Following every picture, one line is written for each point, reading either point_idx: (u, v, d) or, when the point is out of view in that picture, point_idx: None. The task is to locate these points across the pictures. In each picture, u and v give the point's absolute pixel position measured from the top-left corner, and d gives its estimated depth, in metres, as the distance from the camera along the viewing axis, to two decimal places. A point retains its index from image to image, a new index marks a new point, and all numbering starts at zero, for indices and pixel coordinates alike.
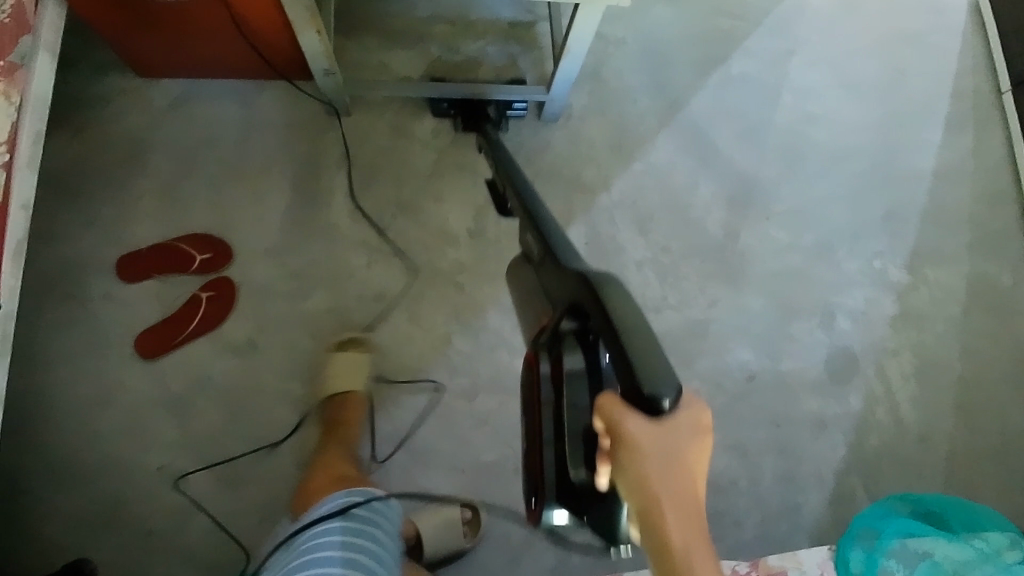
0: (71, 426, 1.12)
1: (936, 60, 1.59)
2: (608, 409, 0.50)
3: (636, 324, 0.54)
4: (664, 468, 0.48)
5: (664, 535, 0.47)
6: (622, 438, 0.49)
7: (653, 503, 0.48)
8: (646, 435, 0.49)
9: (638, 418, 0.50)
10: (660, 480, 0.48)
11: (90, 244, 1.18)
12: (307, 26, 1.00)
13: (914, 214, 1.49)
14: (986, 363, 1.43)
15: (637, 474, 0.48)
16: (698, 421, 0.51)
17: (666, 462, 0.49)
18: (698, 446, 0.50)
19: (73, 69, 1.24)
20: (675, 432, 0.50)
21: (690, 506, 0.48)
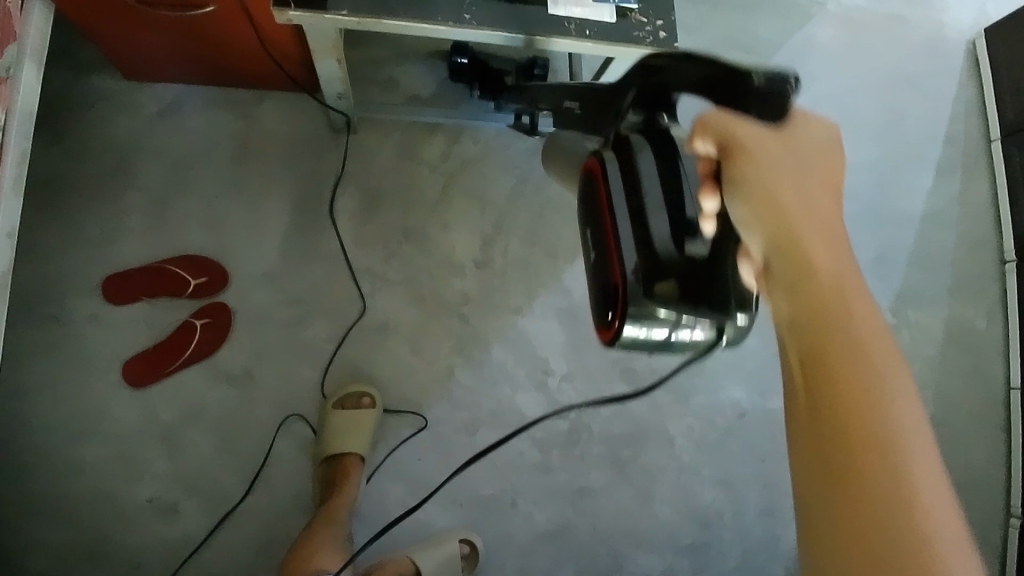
0: (50, 455, 1.06)
1: (931, 103, 1.63)
2: (722, 121, 0.56)
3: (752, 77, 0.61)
4: (787, 171, 0.53)
5: (794, 239, 0.51)
6: (742, 144, 0.54)
7: (778, 208, 0.52)
8: (762, 140, 0.55)
9: (745, 124, 0.56)
10: (779, 181, 0.53)
11: (75, 262, 1.11)
12: (328, 56, 0.96)
13: (901, 258, 1.54)
14: (955, 402, 1.50)
15: (762, 174, 0.53)
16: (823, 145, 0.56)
17: (785, 164, 0.54)
18: (824, 165, 0.55)
19: (60, 68, 1.16)
20: (797, 148, 0.55)
21: (821, 225, 0.52)
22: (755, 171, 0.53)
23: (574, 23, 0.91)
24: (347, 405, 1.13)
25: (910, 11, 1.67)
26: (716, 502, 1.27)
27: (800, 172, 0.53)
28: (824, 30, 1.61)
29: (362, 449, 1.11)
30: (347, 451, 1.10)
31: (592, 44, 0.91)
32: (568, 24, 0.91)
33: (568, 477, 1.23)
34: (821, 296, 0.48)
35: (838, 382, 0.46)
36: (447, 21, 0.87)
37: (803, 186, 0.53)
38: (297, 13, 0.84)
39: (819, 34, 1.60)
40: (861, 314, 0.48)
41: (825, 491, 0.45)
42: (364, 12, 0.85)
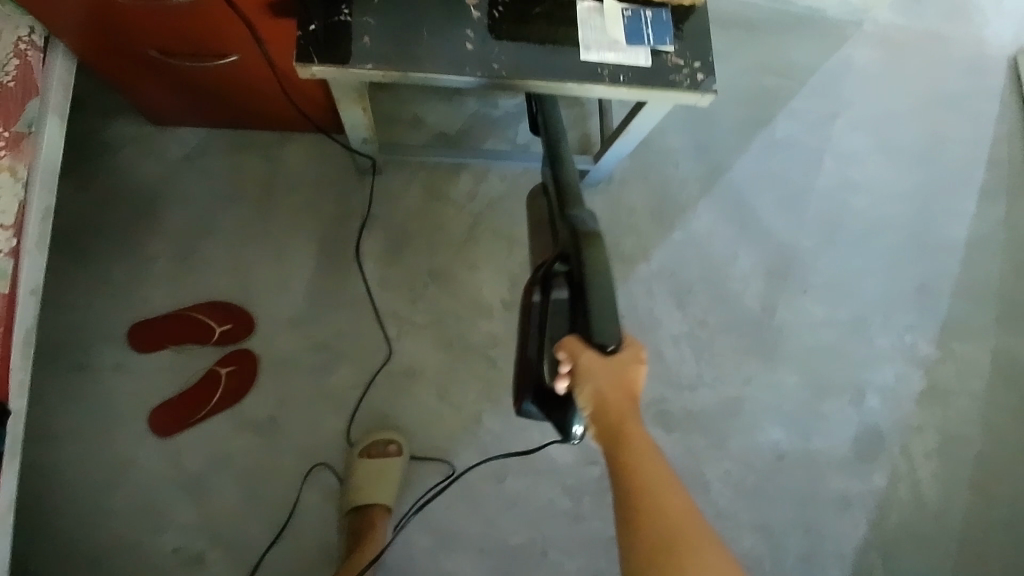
0: (74, 506, 1.04)
1: (974, 123, 1.55)
2: (567, 343, 0.78)
3: (609, 312, 0.78)
4: (608, 380, 0.75)
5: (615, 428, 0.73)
6: (582, 361, 0.76)
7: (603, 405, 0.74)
8: (594, 359, 0.76)
9: (585, 346, 0.77)
10: (603, 386, 0.75)
11: (101, 309, 1.10)
12: (353, 105, 0.94)
13: (946, 286, 1.45)
14: (1006, 438, 1.39)
15: (591, 385, 0.75)
16: (636, 353, 0.79)
17: (608, 373, 0.75)
18: (636, 369, 0.77)
19: (91, 114, 1.17)
20: (619, 361, 0.77)
21: (633, 416, 0.74)
22: (587, 380, 0.75)
23: (607, 68, 0.86)
24: (374, 453, 1.09)
25: (949, 28, 1.60)
26: (755, 550, 1.27)
27: (619, 380, 0.75)
28: (861, 52, 1.54)
29: (388, 500, 1.07)
30: (372, 503, 1.06)
31: (627, 89, 0.86)
32: (600, 70, 0.86)
33: (600, 527, 1.18)
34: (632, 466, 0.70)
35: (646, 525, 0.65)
36: (474, 72, 0.84)
37: (621, 387, 0.75)
38: (320, 68, 0.81)
39: (855, 56, 1.54)
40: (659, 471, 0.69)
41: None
42: (389, 64, 0.82)
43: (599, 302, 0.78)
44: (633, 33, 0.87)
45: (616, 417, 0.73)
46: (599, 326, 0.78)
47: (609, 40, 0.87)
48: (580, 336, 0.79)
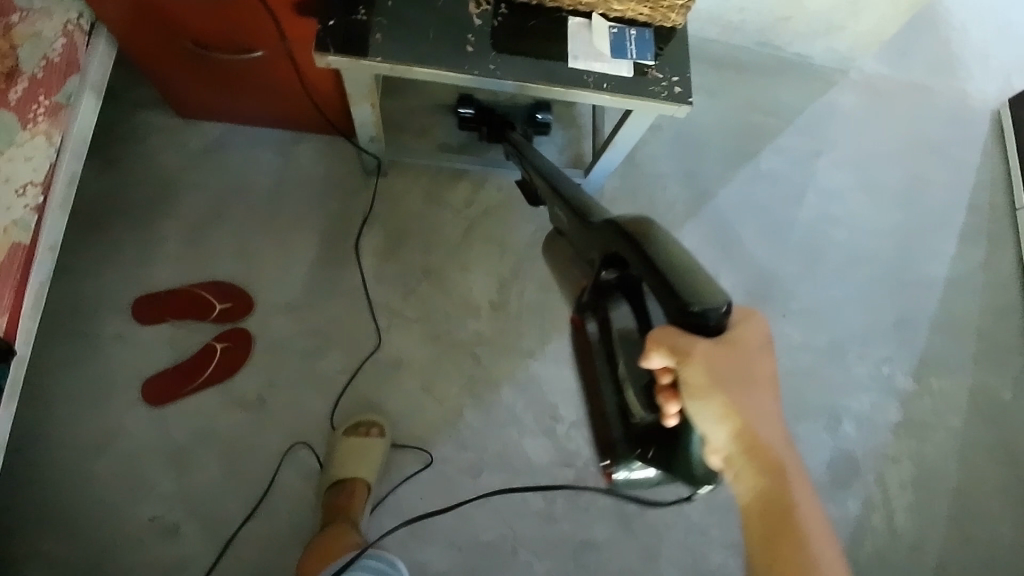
0: (61, 466, 1.08)
1: (953, 170, 1.63)
2: (662, 339, 0.65)
3: (687, 275, 0.66)
4: (735, 389, 0.66)
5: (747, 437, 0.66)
6: (690, 362, 0.64)
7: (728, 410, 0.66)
8: (713, 357, 0.65)
9: (698, 343, 0.64)
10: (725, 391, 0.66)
11: (109, 282, 1.16)
12: (363, 101, 1.02)
13: (923, 322, 1.50)
14: (980, 475, 1.41)
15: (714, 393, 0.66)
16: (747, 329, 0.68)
17: (726, 371, 0.66)
18: (751, 351, 0.68)
19: (120, 104, 1.26)
20: (732, 347, 0.67)
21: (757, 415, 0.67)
22: (708, 386, 0.66)
23: (593, 76, 0.95)
24: (356, 433, 1.14)
25: (932, 80, 1.69)
26: None
27: (738, 372, 0.66)
28: (846, 97, 1.64)
29: (368, 479, 1.11)
30: (352, 480, 1.10)
31: (610, 96, 0.95)
32: (587, 77, 0.95)
33: (571, 529, 1.20)
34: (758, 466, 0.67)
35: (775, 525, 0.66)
36: (472, 71, 0.93)
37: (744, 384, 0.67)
38: (336, 58, 0.89)
39: (841, 101, 1.63)
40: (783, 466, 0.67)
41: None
42: (399, 60, 0.91)
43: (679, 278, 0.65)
44: (618, 48, 0.96)
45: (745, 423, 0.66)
46: (693, 303, 0.63)
47: (595, 52, 0.96)
48: (670, 326, 0.66)
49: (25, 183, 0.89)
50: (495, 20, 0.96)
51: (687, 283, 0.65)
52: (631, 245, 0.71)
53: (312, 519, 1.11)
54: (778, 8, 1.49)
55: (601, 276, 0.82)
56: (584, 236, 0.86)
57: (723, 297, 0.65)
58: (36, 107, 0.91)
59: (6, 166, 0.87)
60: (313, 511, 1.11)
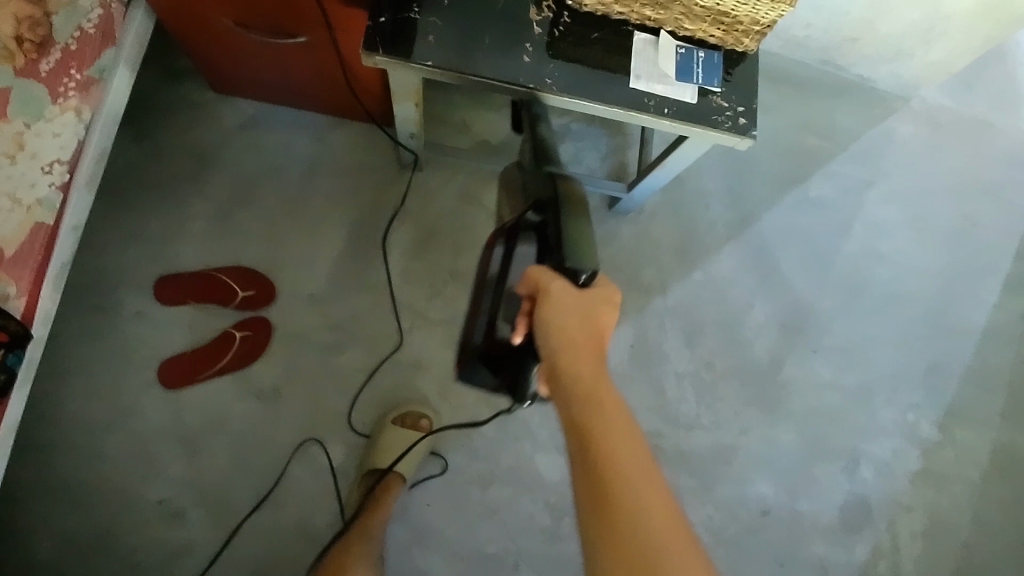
0: (72, 441, 1.07)
1: (1009, 213, 1.54)
2: (536, 275, 0.76)
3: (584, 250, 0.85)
4: (572, 321, 0.71)
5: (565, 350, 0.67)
6: (546, 293, 0.74)
7: (559, 331, 0.69)
8: (562, 292, 0.74)
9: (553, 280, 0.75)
10: (565, 316, 0.71)
11: (133, 256, 1.14)
12: (408, 99, 0.97)
13: (957, 370, 1.43)
14: (995, 535, 1.35)
15: (553, 319, 0.71)
16: (611, 296, 0.78)
17: (575, 305, 0.73)
18: (608, 311, 0.75)
19: (156, 72, 1.22)
20: (589, 297, 0.75)
21: (590, 344, 0.69)
22: (552, 310, 0.72)
23: (654, 100, 0.89)
24: (406, 423, 1.13)
25: (996, 117, 1.60)
26: None
27: (587, 314, 0.73)
28: (905, 126, 1.56)
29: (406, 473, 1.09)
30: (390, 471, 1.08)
31: (671, 122, 0.89)
32: (647, 100, 0.89)
33: (575, 549, 1.18)
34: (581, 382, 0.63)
35: (585, 426, 0.59)
36: (527, 83, 0.87)
37: (590, 321, 0.72)
38: (384, 58, 0.84)
39: (899, 130, 1.55)
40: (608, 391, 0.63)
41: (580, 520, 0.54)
42: (449, 65, 0.85)
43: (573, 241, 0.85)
44: (684, 70, 0.89)
45: (569, 342, 0.68)
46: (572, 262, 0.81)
47: (659, 73, 0.89)
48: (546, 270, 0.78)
49: (51, 161, 0.87)
50: (555, 29, 0.90)
51: (574, 244, 0.84)
52: (555, 207, 0.89)
53: (339, 501, 1.11)
54: (846, 28, 1.41)
55: (523, 216, 0.94)
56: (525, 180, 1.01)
57: (593, 270, 0.81)
58: (66, 81, 0.88)
59: (32, 141, 0.86)
60: (342, 493, 1.11)
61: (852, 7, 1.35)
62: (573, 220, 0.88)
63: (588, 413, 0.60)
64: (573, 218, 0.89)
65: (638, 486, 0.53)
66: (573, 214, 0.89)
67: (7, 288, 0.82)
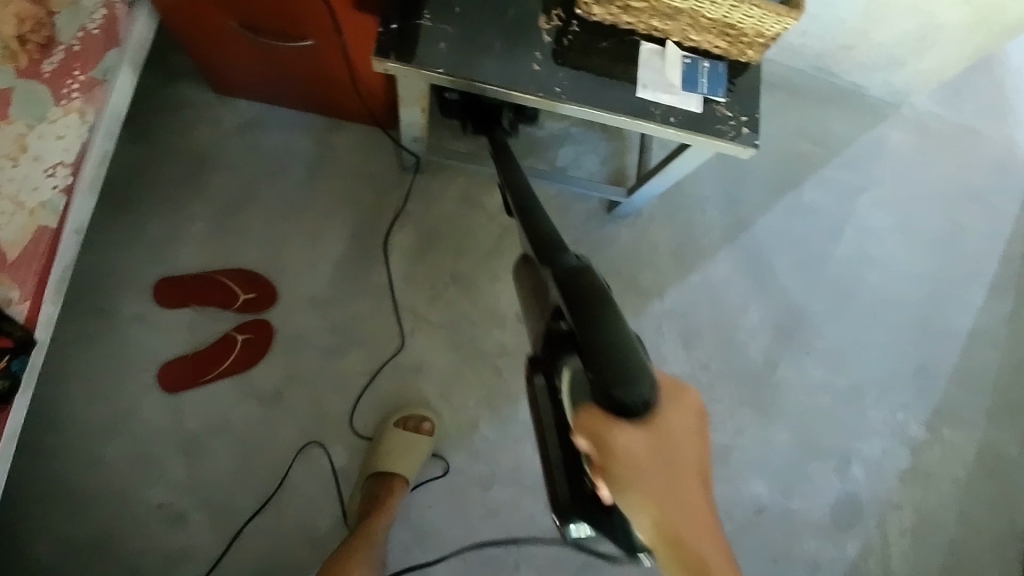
0: (70, 444, 1.06)
1: (995, 218, 1.58)
2: (589, 423, 0.48)
3: (633, 355, 0.47)
4: (661, 472, 0.48)
5: (688, 554, 0.47)
6: (617, 459, 0.48)
7: (664, 525, 0.48)
8: (636, 441, 0.48)
9: (620, 428, 0.48)
10: (660, 496, 0.48)
11: (133, 259, 1.14)
12: (414, 105, 0.98)
13: (945, 370, 1.46)
14: (981, 531, 1.38)
15: (638, 490, 0.48)
16: (686, 403, 0.51)
17: (663, 470, 0.48)
18: (694, 432, 0.51)
19: (157, 73, 1.22)
20: (664, 430, 0.50)
21: (694, 512, 0.49)
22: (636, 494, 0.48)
23: (660, 109, 0.90)
24: (408, 426, 1.13)
25: (983, 123, 1.64)
26: None
27: (677, 469, 0.49)
28: (895, 132, 1.59)
29: (409, 474, 1.09)
30: (393, 472, 1.08)
31: (676, 131, 0.90)
32: (653, 108, 0.90)
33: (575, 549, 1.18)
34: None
35: None
36: (537, 92, 0.88)
37: (690, 483, 0.49)
38: (395, 65, 0.85)
39: (890, 136, 1.59)
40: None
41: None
42: (458, 72, 0.86)
43: (619, 358, 0.47)
44: (689, 79, 0.91)
45: (686, 546, 0.48)
46: (625, 390, 0.47)
47: (665, 83, 0.91)
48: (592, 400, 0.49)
49: (55, 163, 0.86)
50: (563, 38, 0.91)
51: (616, 359, 0.47)
52: (569, 299, 0.51)
53: (341, 503, 1.11)
54: (841, 36, 1.44)
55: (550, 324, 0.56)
56: (539, 270, 0.62)
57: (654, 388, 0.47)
58: (70, 82, 0.88)
59: (36, 144, 0.84)
60: (345, 495, 1.11)
61: (847, 15, 1.38)
62: (605, 318, 0.49)
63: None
64: (604, 314, 0.49)
65: None
66: (605, 309, 0.49)
67: (11, 292, 0.81)
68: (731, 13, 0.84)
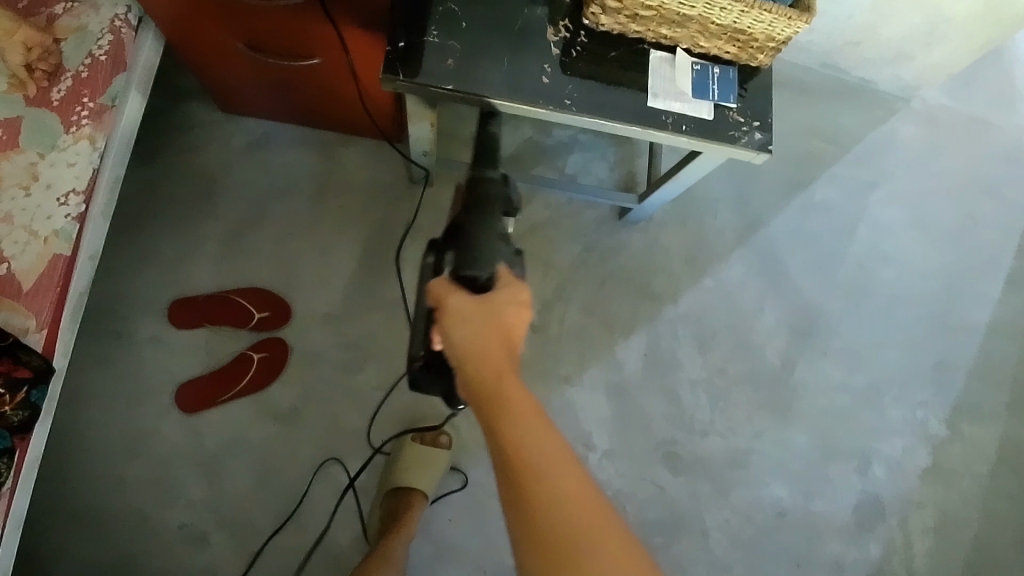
0: (89, 468, 1.06)
1: (1011, 211, 1.56)
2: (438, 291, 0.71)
3: (491, 254, 0.79)
4: (476, 320, 0.66)
5: (474, 364, 0.62)
6: (447, 310, 0.68)
7: (464, 349, 0.64)
8: (464, 302, 0.68)
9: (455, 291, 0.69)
10: (469, 333, 0.65)
11: (146, 280, 1.14)
12: (423, 120, 0.97)
13: (964, 367, 1.44)
14: (1007, 529, 1.36)
15: (456, 329, 0.66)
16: (518, 295, 0.70)
17: (478, 316, 0.66)
18: (518, 312, 0.69)
19: (165, 93, 1.22)
20: (494, 303, 0.68)
21: (499, 351, 0.63)
22: (453, 330, 0.66)
23: (672, 117, 0.89)
24: (425, 441, 1.13)
25: (997, 114, 1.62)
26: None
27: (488, 320, 0.66)
28: (907, 126, 1.57)
29: (427, 489, 1.08)
30: (411, 487, 1.07)
31: (688, 139, 0.89)
32: (665, 117, 0.89)
33: None
34: (484, 390, 0.60)
35: (507, 462, 0.55)
36: (547, 105, 0.87)
37: (496, 327, 0.65)
38: (404, 83, 0.84)
39: (902, 130, 1.57)
40: (516, 390, 0.59)
41: (515, 539, 0.53)
42: (468, 88, 0.85)
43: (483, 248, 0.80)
44: (700, 86, 0.90)
45: (472, 358, 0.63)
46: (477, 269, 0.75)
47: (676, 91, 0.90)
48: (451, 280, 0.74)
49: (67, 191, 0.86)
50: (572, 49, 0.90)
51: (479, 250, 0.79)
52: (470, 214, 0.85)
53: (361, 519, 1.11)
54: (850, 32, 1.42)
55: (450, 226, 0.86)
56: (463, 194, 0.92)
57: (493, 270, 0.76)
58: (79, 109, 0.88)
59: (47, 172, 0.85)
60: (364, 513, 1.11)
61: (856, 11, 1.36)
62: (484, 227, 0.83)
63: (493, 417, 0.57)
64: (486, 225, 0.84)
65: (547, 471, 0.54)
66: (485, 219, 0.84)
67: (28, 322, 0.81)
68: (741, 18, 0.83)
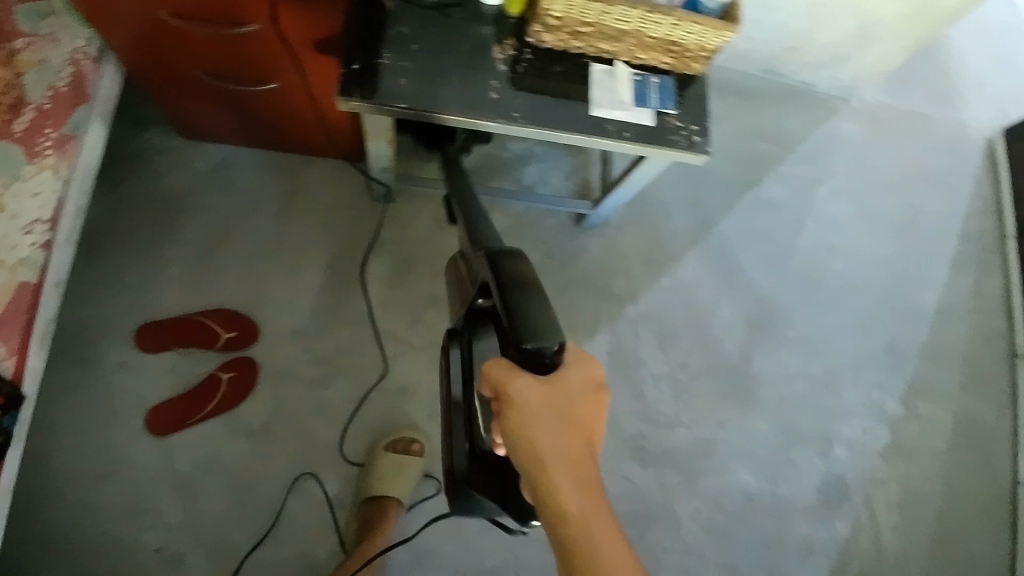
0: (61, 496, 1.06)
1: (948, 199, 1.65)
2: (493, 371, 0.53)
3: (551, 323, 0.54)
4: (550, 417, 0.51)
5: (553, 481, 0.48)
6: (509, 400, 0.51)
7: (536, 455, 0.49)
8: (533, 391, 0.52)
9: (517, 373, 0.52)
10: (542, 433, 0.50)
11: (113, 307, 1.15)
12: (381, 137, 1.01)
13: (913, 349, 1.52)
14: (964, 499, 1.43)
15: (527, 429, 0.50)
16: (591, 377, 0.55)
17: (551, 410, 0.51)
18: (590, 400, 0.54)
19: (126, 124, 1.25)
20: (564, 388, 0.53)
21: (581, 461, 0.49)
22: (520, 426, 0.50)
23: (615, 125, 0.95)
24: (398, 449, 1.15)
25: (930, 109, 1.73)
26: None
27: (566, 419, 0.51)
28: (846, 125, 1.66)
29: (403, 496, 1.11)
30: (387, 496, 1.10)
31: (631, 145, 0.95)
32: (608, 125, 0.95)
33: None
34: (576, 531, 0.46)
35: None
36: (496, 118, 0.92)
37: (575, 428, 0.51)
38: (359, 103, 0.88)
39: (842, 129, 1.66)
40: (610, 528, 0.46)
41: None
42: (420, 105, 0.90)
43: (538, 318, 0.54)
44: (640, 95, 0.96)
45: (550, 467, 0.48)
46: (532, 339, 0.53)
47: (617, 100, 0.95)
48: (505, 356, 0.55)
49: (32, 221, 0.88)
50: (518, 65, 0.96)
51: (530, 323, 0.54)
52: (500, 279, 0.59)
53: (337, 529, 1.13)
54: (785, 39, 1.51)
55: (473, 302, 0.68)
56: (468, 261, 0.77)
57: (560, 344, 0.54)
58: (42, 140, 0.90)
59: (11, 204, 0.86)
60: (340, 523, 1.13)
61: (789, 19, 1.45)
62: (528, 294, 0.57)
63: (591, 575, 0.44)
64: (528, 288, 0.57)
65: None
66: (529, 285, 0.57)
67: None
68: (673, 30, 0.89)
